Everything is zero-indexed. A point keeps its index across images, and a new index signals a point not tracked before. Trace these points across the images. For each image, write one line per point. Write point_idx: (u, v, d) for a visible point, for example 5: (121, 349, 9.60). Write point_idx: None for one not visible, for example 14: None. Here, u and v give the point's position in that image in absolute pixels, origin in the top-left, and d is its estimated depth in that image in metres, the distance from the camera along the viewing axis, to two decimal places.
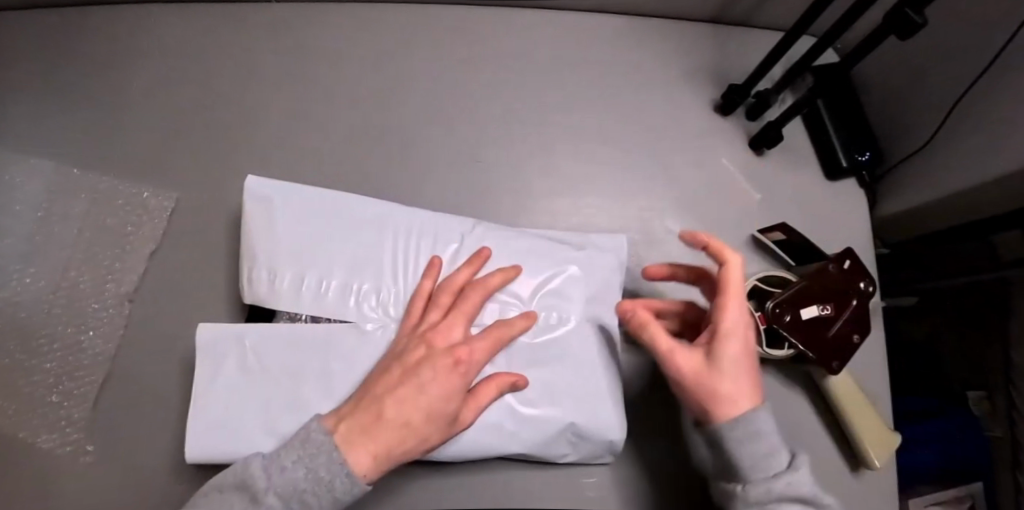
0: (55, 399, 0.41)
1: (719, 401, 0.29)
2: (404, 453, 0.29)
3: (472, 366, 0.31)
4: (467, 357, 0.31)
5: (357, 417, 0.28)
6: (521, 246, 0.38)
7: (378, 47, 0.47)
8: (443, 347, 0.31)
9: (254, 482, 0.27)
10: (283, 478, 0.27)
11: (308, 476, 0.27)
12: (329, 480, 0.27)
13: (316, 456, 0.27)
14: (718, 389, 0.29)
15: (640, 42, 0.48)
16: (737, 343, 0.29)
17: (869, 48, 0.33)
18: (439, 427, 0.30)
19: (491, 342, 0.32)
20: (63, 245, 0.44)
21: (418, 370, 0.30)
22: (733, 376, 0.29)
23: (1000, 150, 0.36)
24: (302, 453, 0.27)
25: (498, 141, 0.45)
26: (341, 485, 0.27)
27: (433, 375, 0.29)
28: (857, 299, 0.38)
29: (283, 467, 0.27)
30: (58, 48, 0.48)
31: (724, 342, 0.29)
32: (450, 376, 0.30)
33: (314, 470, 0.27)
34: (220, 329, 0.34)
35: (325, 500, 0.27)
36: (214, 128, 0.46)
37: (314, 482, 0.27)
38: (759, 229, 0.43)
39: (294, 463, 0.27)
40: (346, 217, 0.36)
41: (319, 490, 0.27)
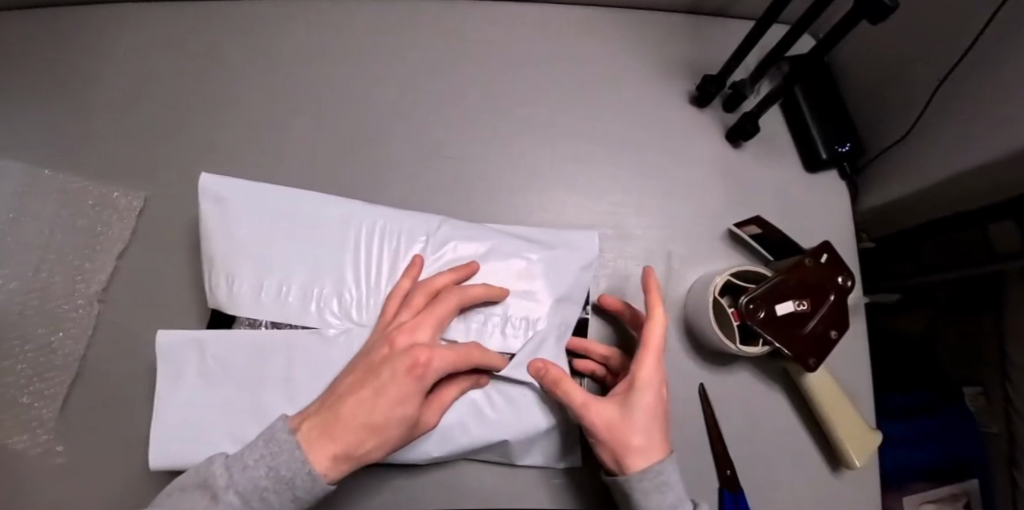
0: (25, 401, 0.40)
1: (630, 455, 0.29)
2: (366, 456, 0.27)
3: (431, 373, 0.28)
4: (429, 359, 0.28)
5: (320, 416, 0.27)
6: (489, 244, 0.37)
7: (347, 41, 0.46)
8: (405, 347, 0.29)
9: (216, 480, 0.26)
10: (244, 476, 0.26)
11: (269, 475, 0.26)
12: (291, 479, 0.26)
13: (278, 454, 0.26)
14: (628, 443, 0.29)
15: (613, 34, 0.47)
16: (651, 399, 0.29)
17: (843, 32, 0.32)
18: (403, 429, 0.28)
19: (456, 355, 0.29)
20: (30, 246, 0.43)
21: (378, 371, 0.28)
22: (644, 430, 0.29)
23: (980, 139, 0.36)
24: (265, 452, 0.26)
25: (470, 136, 0.44)
26: (303, 483, 0.26)
27: (391, 377, 0.27)
28: (835, 294, 0.37)
29: (244, 466, 0.26)
30: (24, 43, 0.46)
31: (638, 397, 0.29)
32: (408, 379, 0.27)
33: (277, 469, 0.26)
34: (181, 336, 0.33)
35: (285, 499, 0.26)
36: (184, 125, 0.45)
37: (275, 480, 0.26)
38: (736, 224, 0.42)
39: (256, 461, 0.26)
40: (306, 218, 0.35)
41: (281, 488, 0.26)
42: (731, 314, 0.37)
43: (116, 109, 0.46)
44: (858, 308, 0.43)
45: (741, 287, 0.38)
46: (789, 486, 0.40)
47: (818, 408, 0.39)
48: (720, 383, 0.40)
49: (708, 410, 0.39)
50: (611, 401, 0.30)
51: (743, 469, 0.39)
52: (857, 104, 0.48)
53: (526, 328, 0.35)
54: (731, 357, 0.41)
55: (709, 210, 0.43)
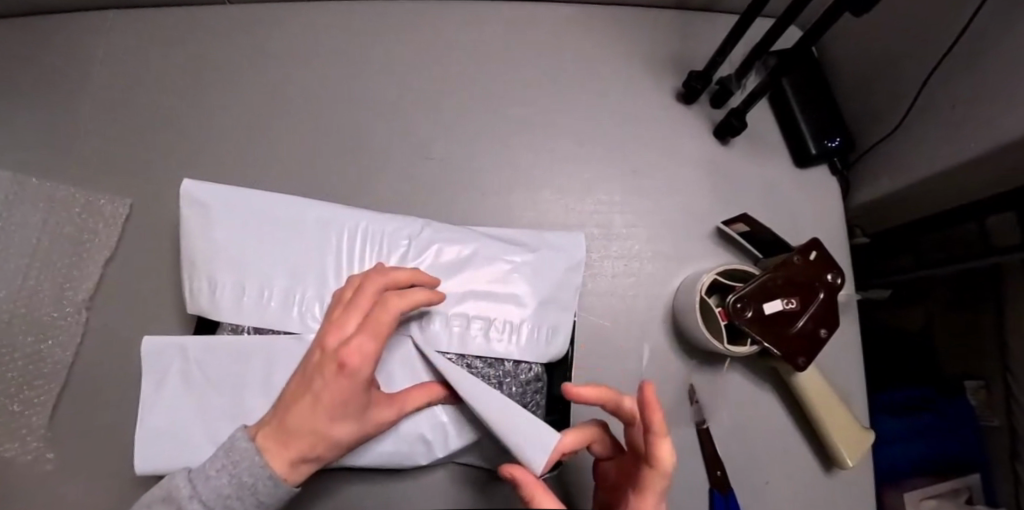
0: (16, 409, 0.41)
1: None
2: (324, 456, 0.28)
3: (363, 370, 0.26)
4: (353, 359, 0.26)
5: (272, 425, 0.27)
6: (472, 247, 0.36)
7: (330, 42, 0.46)
8: (330, 348, 0.26)
9: (179, 490, 0.27)
10: (208, 486, 0.27)
11: (231, 482, 0.26)
12: (253, 484, 0.26)
13: (239, 463, 0.26)
14: None
15: (598, 31, 0.46)
16: None
17: (828, 24, 0.31)
18: (351, 429, 0.28)
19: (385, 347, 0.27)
20: (18, 254, 0.43)
21: (311, 377, 0.26)
22: None
23: (972, 132, 0.35)
24: (226, 461, 0.27)
25: (454, 137, 0.44)
26: (265, 488, 0.27)
27: (322, 384, 0.26)
28: (824, 292, 0.36)
29: (206, 477, 0.27)
30: (8, 51, 0.46)
31: None
32: (337, 382, 0.26)
33: (238, 476, 0.26)
34: (164, 341, 0.33)
35: (249, 502, 0.27)
36: (169, 130, 0.45)
37: (237, 487, 0.26)
38: (724, 221, 0.42)
39: (217, 471, 0.27)
40: (288, 222, 0.35)
41: (242, 495, 0.27)
42: (718, 313, 0.36)
43: (101, 116, 0.46)
44: (850, 304, 0.43)
45: (729, 286, 0.38)
46: (782, 486, 0.39)
47: (811, 408, 0.39)
48: (709, 383, 0.40)
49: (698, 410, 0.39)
50: None
51: (734, 469, 0.39)
52: (848, 98, 0.47)
53: (511, 332, 0.35)
54: (721, 357, 0.41)
55: (697, 208, 0.43)
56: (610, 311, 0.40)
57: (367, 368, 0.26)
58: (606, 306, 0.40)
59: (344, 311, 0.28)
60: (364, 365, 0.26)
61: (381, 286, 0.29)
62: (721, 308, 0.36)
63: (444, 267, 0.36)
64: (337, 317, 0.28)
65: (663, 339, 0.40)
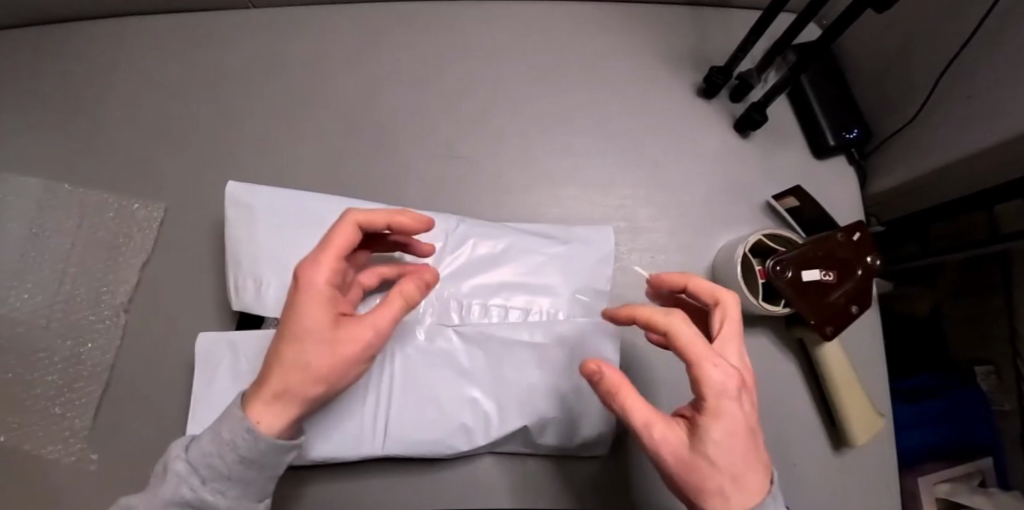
0: (58, 411, 0.42)
1: (706, 493, 0.24)
2: (294, 393, 0.26)
3: (310, 280, 0.27)
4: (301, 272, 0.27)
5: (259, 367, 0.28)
6: (505, 242, 0.37)
7: (355, 45, 0.47)
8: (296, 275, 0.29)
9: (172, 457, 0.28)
10: (196, 448, 0.27)
11: (213, 439, 0.27)
12: (231, 439, 0.26)
13: (221, 421, 0.27)
14: (706, 481, 0.24)
15: (618, 30, 0.47)
16: (726, 425, 0.24)
17: (852, 18, 0.33)
18: (312, 351, 0.26)
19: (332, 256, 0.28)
20: (55, 260, 0.44)
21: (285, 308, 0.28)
22: (724, 462, 0.24)
23: (990, 120, 0.36)
24: (215, 422, 0.28)
25: (481, 136, 0.45)
26: (243, 443, 0.26)
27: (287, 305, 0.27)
28: (862, 271, 0.38)
29: (197, 440, 0.27)
30: (38, 61, 0.47)
31: (708, 424, 0.24)
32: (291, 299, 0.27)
33: (219, 432, 0.27)
34: (215, 337, 0.35)
35: (230, 462, 0.26)
36: (198, 135, 0.46)
37: (218, 445, 0.27)
38: (774, 196, 0.44)
39: (207, 433, 0.27)
40: (328, 219, 0.36)
41: (222, 453, 0.26)
42: (757, 272, 0.39)
43: (131, 122, 0.46)
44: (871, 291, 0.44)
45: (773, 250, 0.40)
46: (808, 469, 0.40)
47: (832, 389, 0.40)
48: None
49: None
50: (675, 425, 0.25)
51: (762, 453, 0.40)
52: (864, 90, 0.48)
53: (546, 322, 0.36)
54: (747, 344, 0.42)
55: (719, 200, 0.44)
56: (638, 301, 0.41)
57: (320, 276, 0.27)
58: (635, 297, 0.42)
59: None
60: (316, 273, 0.27)
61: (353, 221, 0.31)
62: (762, 267, 0.38)
63: (479, 261, 0.37)
64: None
65: None
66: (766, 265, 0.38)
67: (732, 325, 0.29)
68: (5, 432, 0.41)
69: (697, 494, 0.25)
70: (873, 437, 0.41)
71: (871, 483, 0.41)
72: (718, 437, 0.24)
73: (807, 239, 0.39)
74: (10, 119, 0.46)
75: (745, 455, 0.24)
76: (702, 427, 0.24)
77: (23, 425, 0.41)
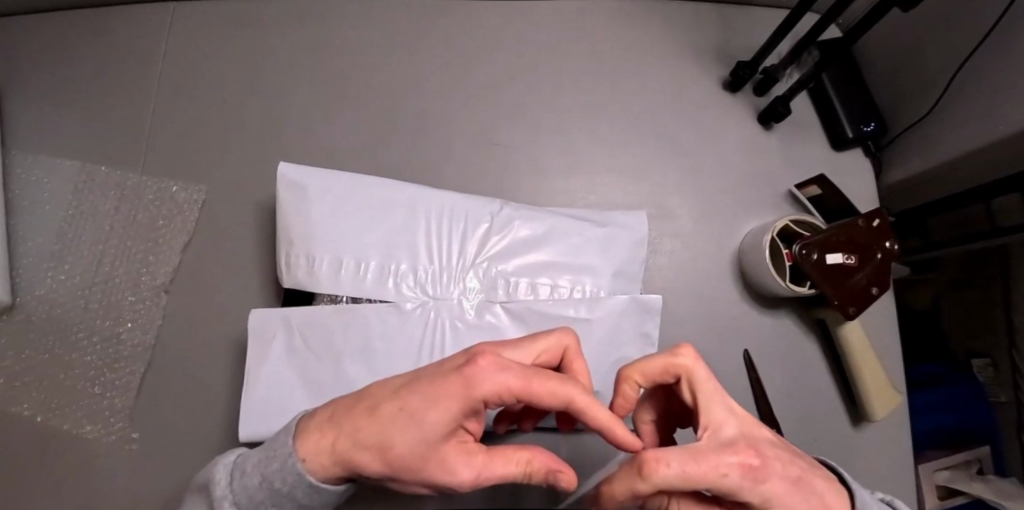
0: (97, 391, 0.42)
1: None
2: (354, 458, 0.25)
3: (479, 387, 0.23)
4: (480, 377, 0.24)
5: (344, 402, 0.26)
6: (548, 224, 0.39)
7: (393, 36, 0.48)
8: (472, 353, 0.25)
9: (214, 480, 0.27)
10: (242, 484, 0.26)
11: (263, 487, 0.26)
12: (288, 491, 0.26)
13: (271, 467, 0.25)
14: None
15: (647, 25, 0.49)
16: (771, 486, 0.23)
17: (876, 17, 0.35)
18: (410, 447, 0.24)
19: (519, 384, 0.24)
20: (94, 242, 0.45)
21: (429, 371, 0.25)
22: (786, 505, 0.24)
23: (998, 113, 0.39)
24: (259, 460, 0.26)
25: (516, 125, 0.46)
26: (303, 493, 0.26)
27: (429, 374, 0.25)
28: (881, 255, 0.40)
29: (242, 473, 0.26)
30: (77, 48, 0.48)
31: (752, 493, 0.23)
32: (445, 385, 0.24)
33: (269, 480, 0.25)
34: (269, 312, 0.35)
35: (289, 504, 0.26)
36: (238, 121, 0.47)
37: (271, 492, 0.26)
38: (796, 185, 0.46)
39: (252, 468, 0.26)
40: (378, 200, 0.37)
41: (277, 501, 0.26)
42: (784, 255, 0.41)
43: (168, 108, 0.47)
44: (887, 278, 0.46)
45: (798, 235, 0.42)
46: (828, 447, 0.42)
47: (854, 369, 0.41)
48: (761, 350, 0.43)
49: (753, 374, 0.42)
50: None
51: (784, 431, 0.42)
52: (881, 86, 0.50)
53: (590, 299, 0.37)
54: (773, 325, 0.44)
55: (744, 189, 0.46)
56: (671, 284, 0.43)
57: (484, 387, 0.23)
58: (667, 280, 0.44)
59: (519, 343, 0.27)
60: (487, 380, 0.23)
61: (558, 349, 0.28)
62: (788, 251, 0.40)
63: (523, 242, 0.38)
64: (509, 349, 0.27)
65: (718, 310, 0.43)
66: (792, 250, 0.40)
67: (706, 382, 0.26)
68: (43, 412, 0.42)
69: None
70: (892, 416, 0.44)
71: (887, 459, 0.43)
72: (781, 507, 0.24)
73: (831, 225, 0.41)
74: (48, 104, 0.47)
75: (811, 502, 0.24)
76: (745, 495, 0.23)
77: (62, 404, 0.42)
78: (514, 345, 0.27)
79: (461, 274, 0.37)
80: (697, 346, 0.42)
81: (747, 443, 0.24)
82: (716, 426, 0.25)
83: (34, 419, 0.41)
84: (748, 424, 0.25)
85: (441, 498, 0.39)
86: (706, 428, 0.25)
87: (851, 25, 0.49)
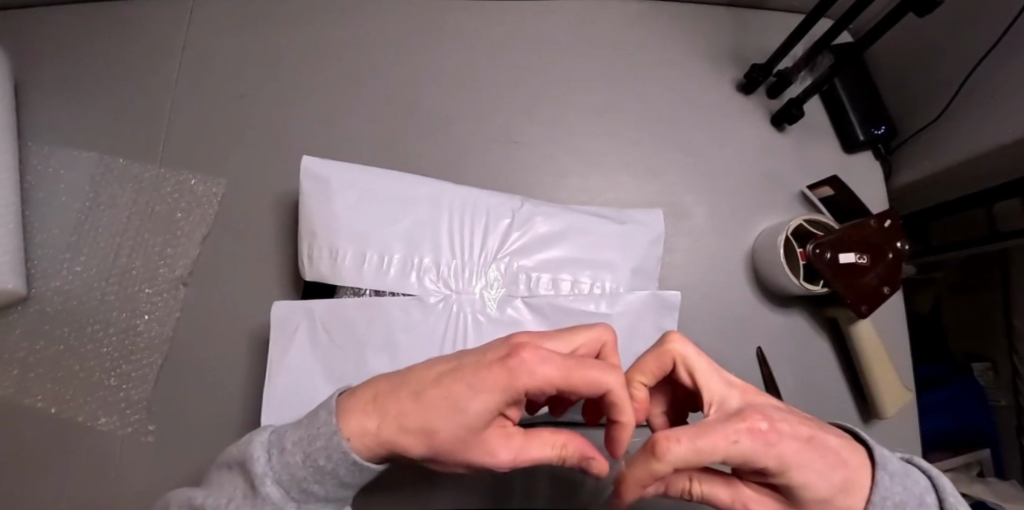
0: (113, 383, 0.42)
1: (815, 485, 0.24)
2: (398, 441, 0.25)
3: (524, 377, 0.24)
4: (524, 368, 0.24)
5: (381, 387, 0.26)
6: (568, 220, 0.40)
7: (412, 34, 0.49)
8: (515, 344, 0.25)
9: (253, 462, 0.26)
10: (282, 463, 0.26)
11: (306, 464, 0.26)
12: (331, 469, 0.25)
13: (314, 446, 0.25)
14: (800, 483, 0.24)
15: (663, 27, 0.50)
16: (785, 447, 0.24)
17: (889, 24, 0.36)
18: (455, 433, 0.24)
19: (562, 375, 0.24)
20: (111, 234, 0.45)
21: (471, 358, 0.25)
22: (801, 465, 0.24)
23: (1004, 119, 0.40)
24: (302, 438, 0.26)
25: (533, 123, 0.47)
26: (345, 471, 0.26)
27: (471, 363, 0.25)
28: (893, 254, 0.41)
29: (284, 452, 0.26)
30: (97, 41, 0.48)
31: (767, 458, 0.23)
32: (490, 375, 0.24)
33: (313, 458, 0.25)
34: (292, 304, 0.35)
35: (329, 485, 0.26)
36: (256, 115, 0.47)
37: (314, 470, 0.26)
38: (809, 186, 0.47)
39: (293, 447, 0.26)
40: (402, 196, 0.38)
41: (320, 478, 0.26)
42: (798, 254, 0.42)
43: (186, 102, 0.48)
44: None
45: (812, 234, 0.43)
46: None
47: (867, 367, 0.42)
48: (775, 348, 0.44)
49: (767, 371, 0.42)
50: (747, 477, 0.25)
51: None
52: (891, 91, 0.51)
53: (610, 295, 0.38)
54: (785, 323, 0.44)
55: (757, 189, 0.47)
56: (686, 282, 0.44)
57: (529, 377, 0.24)
58: (682, 278, 0.44)
59: (557, 334, 0.27)
60: (532, 371, 0.24)
61: (595, 341, 0.28)
62: (803, 251, 0.41)
63: (543, 238, 0.39)
64: (548, 340, 0.27)
65: (732, 308, 0.44)
66: (806, 249, 0.41)
67: (698, 360, 0.27)
68: (58, 404, 0.42)
69: (807, 489, 0.25)
70: (902, 414, 0.44)
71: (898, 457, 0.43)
72: (795, 467, 0.24)
73: (844, 225, 0.42)
74: (65, 96, 0.47)
75: (824, 459, 0.25)
76: (761, 461, 0.23)
77: (77, 396, 0.42)
78: (553, 336, 0.27)
79: (483, 268, 0.38)
80: (712, 344, 0.43)
81: (752, 409, 0.25)
82: (719, 401, 0.26)
83: (48, 410, 0.41)
84: (750, 395, 0.26)
85: (459, 491, 0.39)
86: (711, 403, 0.26)
87: (862, 31, 0.50)
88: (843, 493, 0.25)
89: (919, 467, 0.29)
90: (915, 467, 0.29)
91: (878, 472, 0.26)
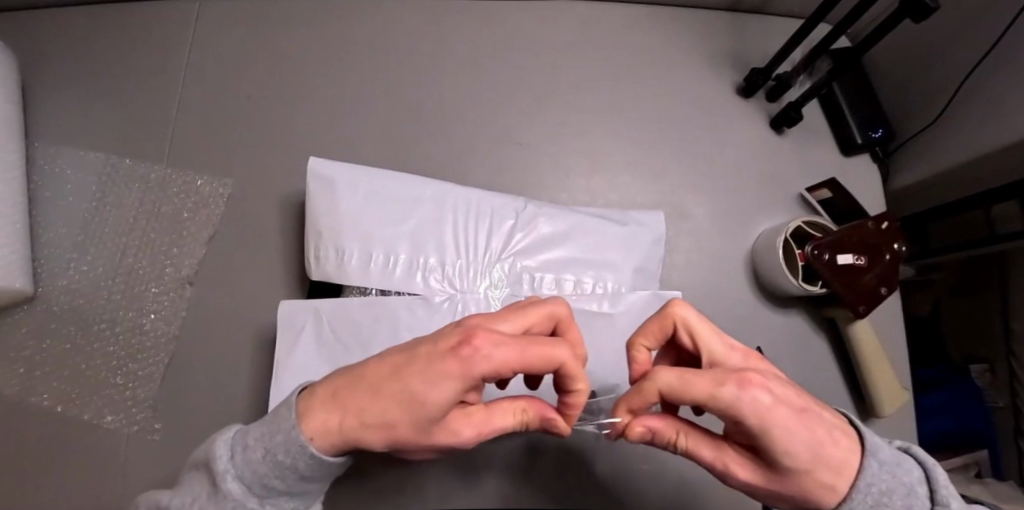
0: (119, 381, 0.43)
1: (797, 454, 0.25)
2: (359, 436, 0.26)
3: (477, 362, 0.24)
4: (479, 354, 0.24)
5: (340, 382, 0.27)
6: (571, 221, 0.40)
7: (417, 37, 0.49)
8: (467, 330, 0.25)
9: (216, 461, 0.26)
10: (245, 459, 0.26)
11: (266, 460, 0.25)
12: (291, 464, 0.25)
13: (275, 442, 0.25)
14: (784, 449, 0.25)
15: (665, 30, 0.51)
16: (771, 405, 0.24)
17: (888, 28, 0.36)
18: (413, 423, 0.25)
19: (517, 358, 0.25)
20: (117, 234, 0.46)
21: (424, 348, 0.25)
22: (786, 428, 0.24)
23: (1002, 121, 0.40)
24: (263, 433, 0.26)
25: (537, 125, 0.47)
26: (304, 466, 0.26)
27: (424, 354, 0.25)
28: (890, 255, 0.42)
29: (248, 448, 0.26)
30: (104, 44, 0.49)
31: (751, 413, 0.24)
32: (445, 366, 0.24)
33: (273, 453, 0.25)
34: (299, 304, 0.36)
35: (290, 482, 0.26)
36: (263, 116, 0.48)
37: (274, 466, 0.25)
38: (807, 188, 0.47)
39: (255, 442, 0.26)
40: (405, 197, 0.38)
41: (281, 474, 0.26)
42: (797, 255, 0.42)
43: (193, 104, 0.48)
44: None
45: (810, 236, 0.43)
46: None
47: (866, 367, 0.43)
48: (775, 347, 0.44)
49: None
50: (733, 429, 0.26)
51: None
52: (889, 94, 0.52)
53: (612, 295, 0.39)
54: (785, 323, 0.45)
55: (757, 191, 0.47)
56: (689, 283, 0.45)
57: (483, 364, 0.24)
58: (684, 278, 0.45)
59: (510, 314, 0.27)
60: (487, 359, 0.24)
61: (551, 316, 0.28)
62: (800, 253, 0.42)
63: (546, 238, 0.40)
64: (501, 319, 0.27)
65: (733, 307, 0.44)
66: (804, 250, 0.41)
67: (702, 324, 0.28)
68: (64, 402, 0.42)
69: (789, 458, 0.25)
70: (901, 412, 0.45)
71: None
72: (779, 429, 0.24)
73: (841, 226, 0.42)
74: (73, 98, 0.48)
75: (811, 431, 0.25)
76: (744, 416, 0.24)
77: (83, 394, 0.42)
78: (506, 315, 0.27)
79: (486, 268, 0.39)
80: None
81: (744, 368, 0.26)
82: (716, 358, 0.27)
83: (53, 409, 0.42)
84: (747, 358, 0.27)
85: (464, 489, 0.39)
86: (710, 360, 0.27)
87: (860, 35, 0.51)
88: (832, 473, 0.26)
89: (916, 457, 0.29)
90: (910, 457, 0.28)
91: (868, 458, 0.26)
